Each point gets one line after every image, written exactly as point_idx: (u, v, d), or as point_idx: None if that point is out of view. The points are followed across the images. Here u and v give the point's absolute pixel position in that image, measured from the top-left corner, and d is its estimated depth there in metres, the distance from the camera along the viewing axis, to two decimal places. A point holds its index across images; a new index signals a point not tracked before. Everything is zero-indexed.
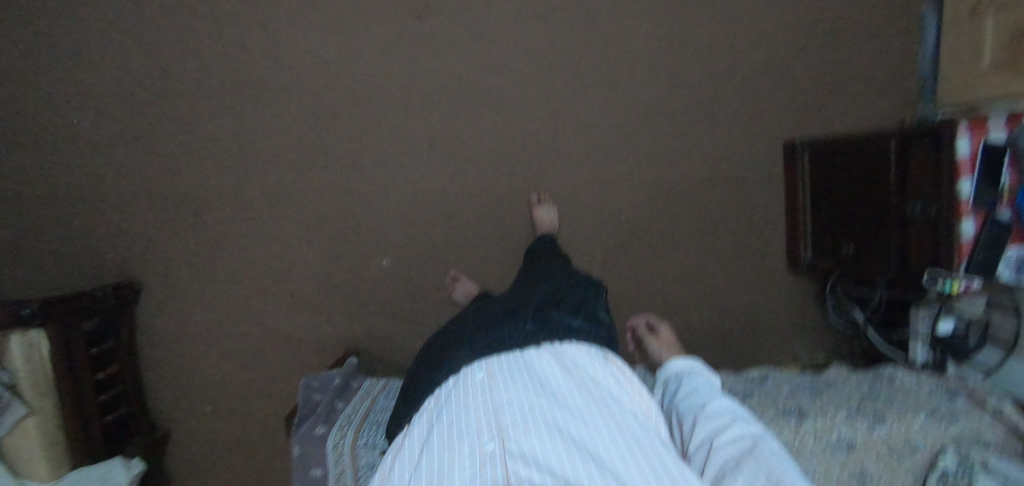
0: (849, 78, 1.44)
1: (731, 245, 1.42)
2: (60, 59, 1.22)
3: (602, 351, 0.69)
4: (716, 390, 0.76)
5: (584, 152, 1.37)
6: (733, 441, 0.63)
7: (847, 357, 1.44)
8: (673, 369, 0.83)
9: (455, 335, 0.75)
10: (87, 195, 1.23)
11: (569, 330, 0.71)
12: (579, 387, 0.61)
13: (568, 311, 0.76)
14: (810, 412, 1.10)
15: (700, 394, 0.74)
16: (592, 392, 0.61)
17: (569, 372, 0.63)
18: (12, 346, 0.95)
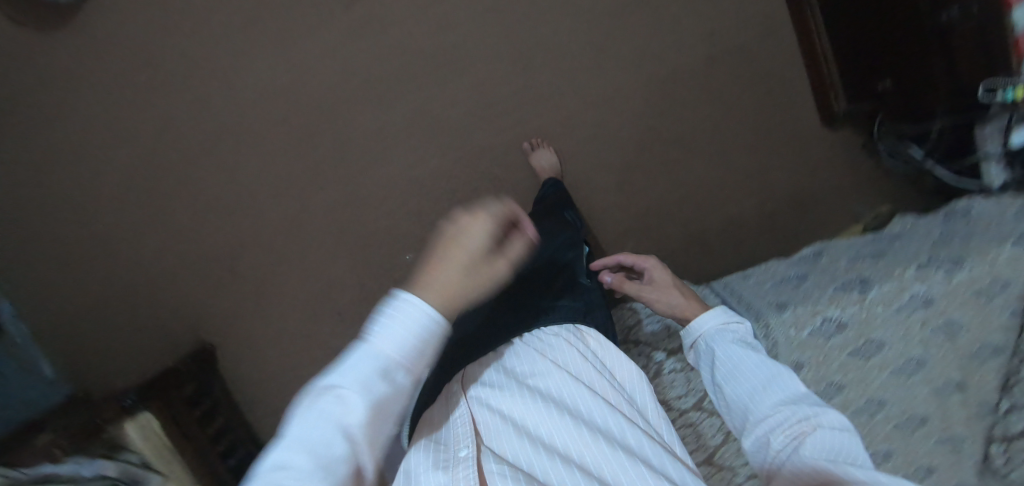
0: None
1: (752, 120, 1.30)
2: (44, 169, 1.24)
3: (573, 325, 0.77)
4: (758, 358, 0.72)
5: (565, 79, 1.28)
6: (785, 432, 0.61)
7: (910, 198, 1.32)
8: (702, 331, 0.79)
9: None
10: (126, 283, 1.29)
11: (546, 313, 0.79)
12: (559, 385, 0.65)
13: (543, 290, 0.83)
14: (875, 276, 1.00)
15: (739, 372, 0.71)
16: (571, 388, 0.65)
17: (553, 370, 0.67)
18: (130, 432, 1.09)
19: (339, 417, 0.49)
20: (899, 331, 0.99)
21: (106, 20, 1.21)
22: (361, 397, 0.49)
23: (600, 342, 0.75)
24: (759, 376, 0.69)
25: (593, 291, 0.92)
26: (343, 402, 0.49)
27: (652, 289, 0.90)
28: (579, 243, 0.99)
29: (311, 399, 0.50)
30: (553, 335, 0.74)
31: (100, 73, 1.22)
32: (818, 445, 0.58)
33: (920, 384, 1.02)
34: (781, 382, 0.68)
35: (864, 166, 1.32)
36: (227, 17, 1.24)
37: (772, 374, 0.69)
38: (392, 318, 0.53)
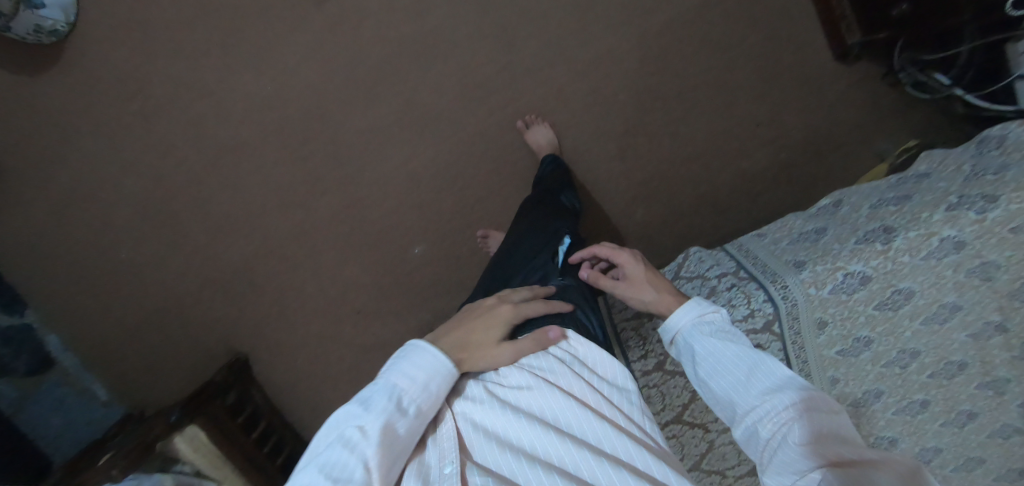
0: None
1: (758, 65, 1.21)
2: (59, 211, 1.28)
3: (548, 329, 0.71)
4: (734, 345, 0.71)
5: (552, 49, 1.21)
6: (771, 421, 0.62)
7: (940, 126, 1.23)
8: (678, 327, 0.78)
9: None
10: (155, 309, 1.35)
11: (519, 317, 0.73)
12: (536, 396, 0.61)
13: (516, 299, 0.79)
14: (898, 224, 0.93)
15: (717, 364, 0.70)
16: (550, 400, 0.60)
17: (530, 380, 0.62)
18: (180, 445, 1.16)
19: (360, 448, 0.52)
20: (927, 281, 0.92)
21: (92, 52, 1.21)
22: (379, 425, 0.53)
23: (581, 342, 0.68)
24: (739, 364, 0.68)
25: (570, 290, 0.86)
26: (364, 432, 0.52)
27: (623, 285, 0.86)
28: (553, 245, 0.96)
29: (329, 436, 0.53)
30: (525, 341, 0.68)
31: (96, 107, 1.24)
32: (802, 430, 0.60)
33: (955, 330, 0.96)
34: (760, 366, 0.67)
35: (884, 99, 1.22)
36: (206, 32, 1.22)
37: (749, 359, 0.68)
38: (402, 362, 0.59)
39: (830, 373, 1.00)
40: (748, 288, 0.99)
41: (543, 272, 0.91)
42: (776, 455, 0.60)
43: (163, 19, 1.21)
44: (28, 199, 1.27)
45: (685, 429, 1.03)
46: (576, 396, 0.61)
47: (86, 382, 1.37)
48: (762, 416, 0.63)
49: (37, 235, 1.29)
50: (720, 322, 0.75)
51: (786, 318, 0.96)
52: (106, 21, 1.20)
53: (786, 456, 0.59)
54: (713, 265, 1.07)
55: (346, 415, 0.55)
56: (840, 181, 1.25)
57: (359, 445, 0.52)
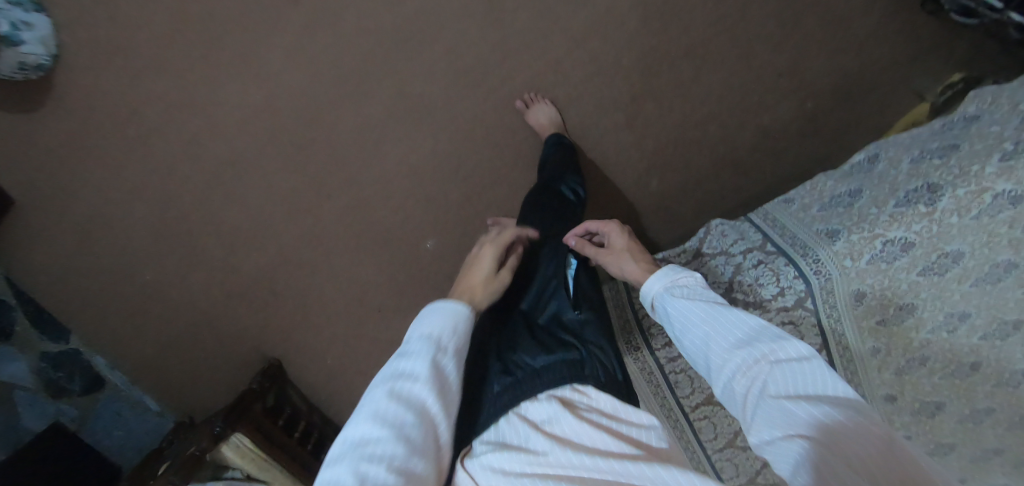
0: None
1: (775, 9, 1.09)
2: (73, 247, 1.28)
3: (568, 387, 0.64)
4: (702, 300, 0.61)
5: (544, 19, 1.12)
6: (745, 377, 0.54)
7: (985, 53, 1.10)
8: (647, 294, 0.67)
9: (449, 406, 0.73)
10: (185, 327, 1.38)
11: (533, 376, 0.65)
12: (554, 458, 0.55)
13: (533, 349, 0.70)
14: (943, 181, 0.84)
15: (686, 320, 0.60)
16: (571, 461, 0.54)
17: (545, 442, 0.56)
18: (227, 452, 1.23)
19: (417, 389, 0.57)
20: (978, 241, 0.84)
21: (77, 82, 1.17)
22: (426, 365, 0.59)
23: (605, 397, 0.63)
24: (705, 315, 0.59)
25: (588, 326, 0.76)
26: (419, 377, 0.58)
27: (604, 253, 0.79)
28: (561, 270, 0.84)
29: (373, 391, 0.57)
30: (542, 400, 0.62)
31: (93, 136, 1.21)
32: (780, 386, 0.51)
33: (1012, 289, 0.86)
34: (731, 319, 0.58)
35: (920, 28, 1.10)
36: (186, 46, 1.17)
37: (718, 312, 0.59)
38: (423, 317, 0.65)
39: (869, 343, 0.93)
40: (777, 265, 0.93)
41: (555, 305, 0.80)
42: (756, 415, 0.52)
43: (138, 38, 1.16)
44: (39, 239, 1.26)
45: (716, 409, 1.00)
46: (603, 453, 0.55)
47: (137, 397, 1.44)
48: (735, 379, 0.54)
49: (56, 274, 1.30)
50: (691, 280, 0.65)
51: (820, 294, 0.90)
52: (84, 47, 1.16)
53: (766, 413, 0.51)
54: (737, 240, 1.00)
55: (385, 371, 0.59)
56: (872, 126, 1.15)
57: (409, 388, 0.57)
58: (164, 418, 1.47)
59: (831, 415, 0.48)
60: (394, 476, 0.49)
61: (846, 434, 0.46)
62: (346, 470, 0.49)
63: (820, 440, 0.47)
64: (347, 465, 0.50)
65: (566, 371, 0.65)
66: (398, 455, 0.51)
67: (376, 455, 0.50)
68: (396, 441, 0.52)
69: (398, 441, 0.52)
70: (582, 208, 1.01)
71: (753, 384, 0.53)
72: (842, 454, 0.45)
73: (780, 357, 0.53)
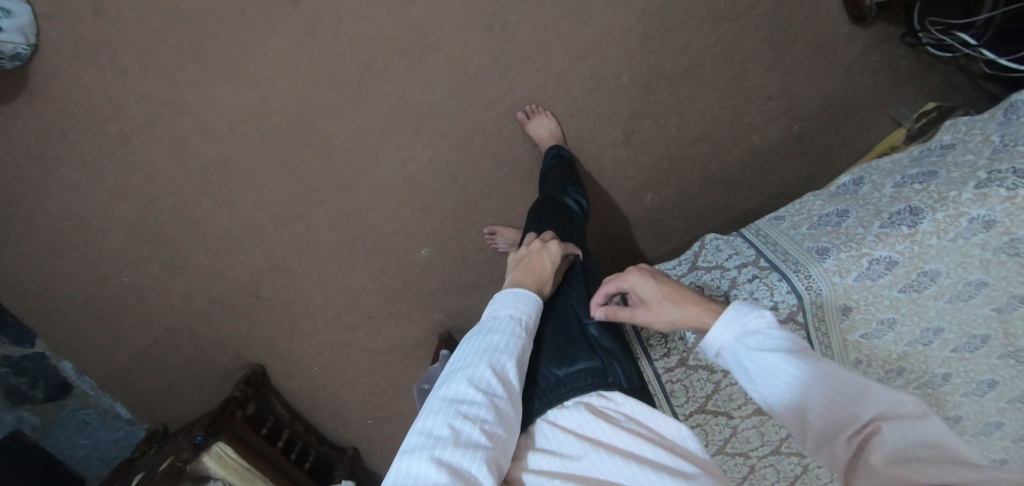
0: None
1: (768, 35, 1.14)
2: (44, 247, 1.22)
3: (594, 393, 0.67)
4: (784, 351, 0.60)
5: (546, 34, 1.14)
6: (850, 442, 0.56)
7: (959, 85, 1.17)
8: (719, 346, 0.66)
9: None
10: (161, 332, 1.33)
11: (558, 387, 0.67)
12: (588, 464, 0.59)
13: (554, 356, 0.72)
14: (923, 204, 0.91)
15: (772, 380, 0.60)
16: (605, 464, 0.58)
17: (580, 447, 0.60)
18: (209, 462, 1.20)
19: (503, 360, 0.63)
20: (954, 261, 0.91)
21: (57, 76, 1.12)
22: (517, 347, 0.65)
23: (630, 401, 0.66)
24: (793, 375, 0.59)
25: (604, 334, 0.78)
26: (503, 350, 0.64)
27: (644, 310, 0.74)
28: (578, 284, 0.85)
29: (469, 357, 0.63)
30: (571, 407, 0.65)
31: (73, 132, 1.16)
32: (889, 451, 0.53)
33: (980, 306, 0.94)
34: (832, 372, 0.58)
35: (901, 59, 1.15)
36: (177, 44, 1.13)
37: (813, 368, 0.59)
38: (515, 303, 0.70)
39: (852, 356, 0.99)
40: (771, 279, 0.97)
41: (572, 312, 0.80)
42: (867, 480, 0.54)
43: (123, 33, 1.12)
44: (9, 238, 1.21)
45: (709, 418, 1.04)
46: (635, 458, 0.59)
47: (107, 404, 1.38)
48: (842, 440, 0.56)
49: (25, 274, 1.23)
50: (763, 323, 0.64)
51: (811, 307, 0.95)
52: (67, 40, 1.11)
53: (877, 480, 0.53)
54: (732, 254, 1.04)
55: (481, 342, 0.65)
56: (856, 150, 1.20)
57: (501, 363, 0.63)
58: (134, 426, 1.42)
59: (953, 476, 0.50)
60: (485, 438, 0.56)
61: None
62: (442, 421, 0.56)
63: None
64: (444, 417, 0.57)
65: (590, 378, 0.68)
66: (487, 420, 0.58)
67: (470, 415, 0.57)
68: (488, 408, 0.58)
69: (489, 409, 0.58)
70: (586, 219, 1.04)
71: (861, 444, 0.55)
72: None
73: (891, 417, 0.54)
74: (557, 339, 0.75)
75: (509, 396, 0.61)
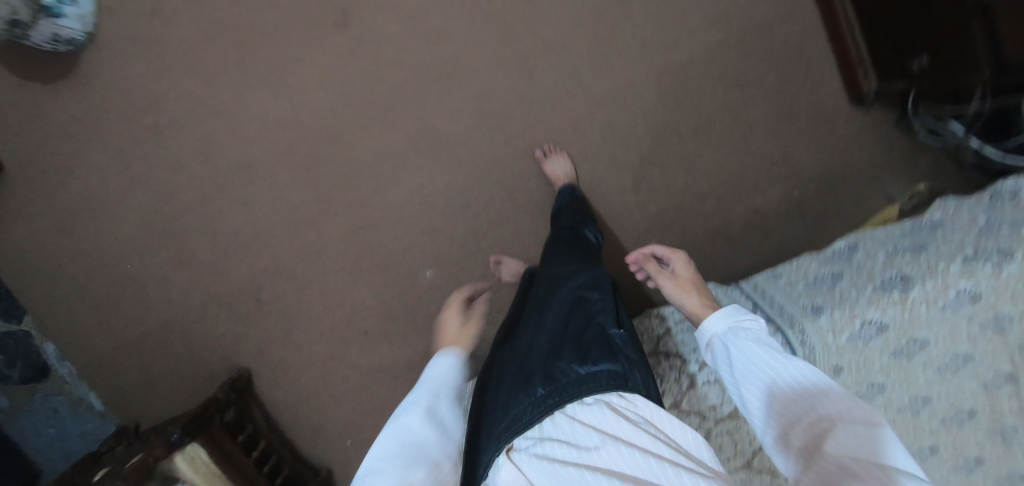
0: None
1: (774, 105, 1.23)
2: (57, 225, 1.25)
3: (614, 393, 0.68)
4: (768, 347, 0.68)
5: (571, 81, 1.22)
6: (802, 432, 0.57)
7: (951, 171, 1.24)
8: (712, 332, 0.76)
9: (488, 394, 0.76)
10: (153, 324, 1.31)
11: (577, 386, 0.68)
12: (602, 454, 0.61)
13: (574, 356, 0.73)
14: (915, 273, 0.96)
15: (751, 366, 0.67)
16: (619, 456, 0.60)
17: (596, 440, 0.62)
18: (180, 464, 1.15)
19: (416, 414, 0.65)
20: (942, 331, 0.95)
21: (106, 65, 1.19)
22: (428, 399, 0.67)
23: (649, 406, 0.67)
24: (767, 362, 0.65)
25: (627, 343, 0.77)
26: (416, 406, 0.66)
27: (670, 277, 0.90)
28: (605, 293, 0.84)
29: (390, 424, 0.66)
30: (591, 404, 0.67)
31: (111, 118, 1.21)
32: (832, 442, 0.53)
33: (968, 379, 0.98)
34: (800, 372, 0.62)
35: (895, 140, 1.24)
36: (224, 49, 1.20)
37: (788, 363, 0.64)
38: (432, 364, 0.74)
39: None
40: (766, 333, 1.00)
41: (593, 317, 0.79)
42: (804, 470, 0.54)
43: (175, 34, 1.19)
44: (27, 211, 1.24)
45: None
46: (649, 453, 0.60)
47: (82, 394, 1.33)
48: (796, 429, 0.58)
49: (34, 248, 1.25)
50: (755, 325, 0.73)
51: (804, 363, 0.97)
52: (123, 34, 1.18)
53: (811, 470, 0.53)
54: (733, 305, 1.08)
55: (401, 406, 0.68)
56: (853, 220, 1.26)
57: (412, 419, 0.65)
58: (105, 421, 1.35)
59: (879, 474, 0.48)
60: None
61: None
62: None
63: None
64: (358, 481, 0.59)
65: (611, 380, 0.69)
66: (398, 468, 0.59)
67: (380, 470, 0.59)
68: (397, 457, 0.60)
69: (399, 459, 0.60)
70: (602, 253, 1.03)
71: (810, 434, 0.56)
72: None
73: (845, 418, 0.55)
74: (576, 340, 0.76)
75: (424, 443, 0.62)
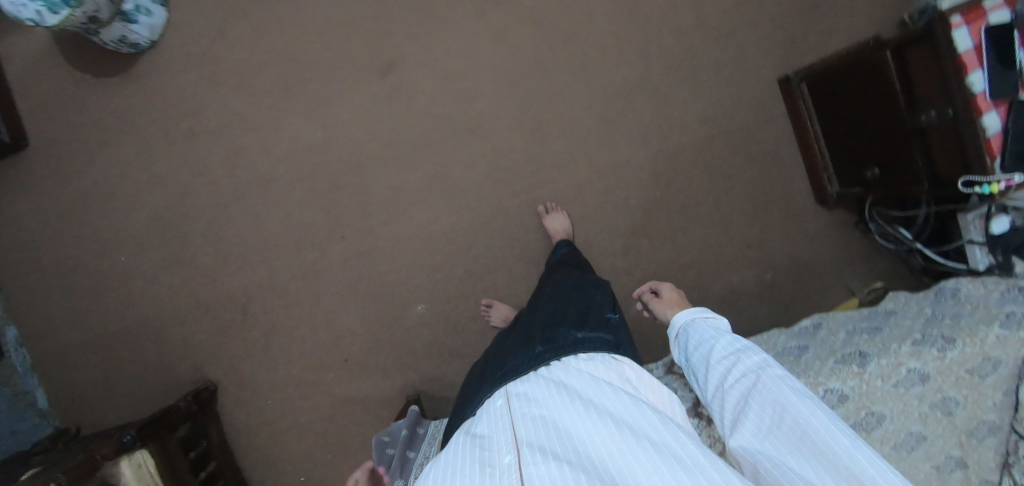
0: (816, 7, 1.41)
1: (752, 198, 1.39)
2: (68, 208, 1.28)
3: (606, 354, 0.75)
4: (721, 330, 0.78)
5: (578, 151, 1.37)
6: (737, 382, 0.66)
7: (901, 275, 1.40)
8: (680, 325, 0.84)
9: (488, 363, 0.83)
10: (130, 322, 1.29)
11: (573, 344, 0.76)
12: (579, 392, 0.66)
13: (572, 325, 0.80)
14: (871, 351, 1.05)
15: (704, 343, 0.76)
16: (595, 395, 0.65)
17: (578, 383, 0.68)
18: (125, 471, 1.03)
19: None
20: (896, 407, 0.98)
21: (160, 72, 1.29)
22: None
23: (633, 366, 0.74)
24: (718, 339, 0.75)
25: (620, 327, 0.84)
26: None
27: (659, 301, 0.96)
28: (604, 288, 0.92)
29: None
30: (584, 357, 0.74)
31: (149, 118, 1.29)
32: (761, 386, 0.63)
33: (922, 461, 0.94)
34: (754, 347, 0.71)
35: (854, 242, 1.40)
36: (272, 76, 1.32)
37: (733, 338, 0.74)
38: None
39: None
40: None
41: (591, 303, 0.87)
42: (740, 416, 0.63)
43: (231, 56, 1.31)
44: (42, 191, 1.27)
45: None
46: (623, 394, 0.66)
47: (30, 386, 1.26)
48: (736, 383, 0.66)
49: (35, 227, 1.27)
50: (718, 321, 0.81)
51: None
52: (183, 48, 1.30)
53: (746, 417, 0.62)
54: None
55: None
56: (816, 309, 1.38)
57: None
58: (43, 422, 1.25)
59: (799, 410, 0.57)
60: None
61: (813, 429, 0.55)
62: None
63: (788, 428, 0.57)
64: None
65: (603, 344, 0.76)
66: None
67: None
68: None
69: None
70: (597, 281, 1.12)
71: (746, 383, 0.65)
72: (805, 442, 0.54)
73: (769, 370, 0.65)
74: (575, 314, 0.83)
75: None
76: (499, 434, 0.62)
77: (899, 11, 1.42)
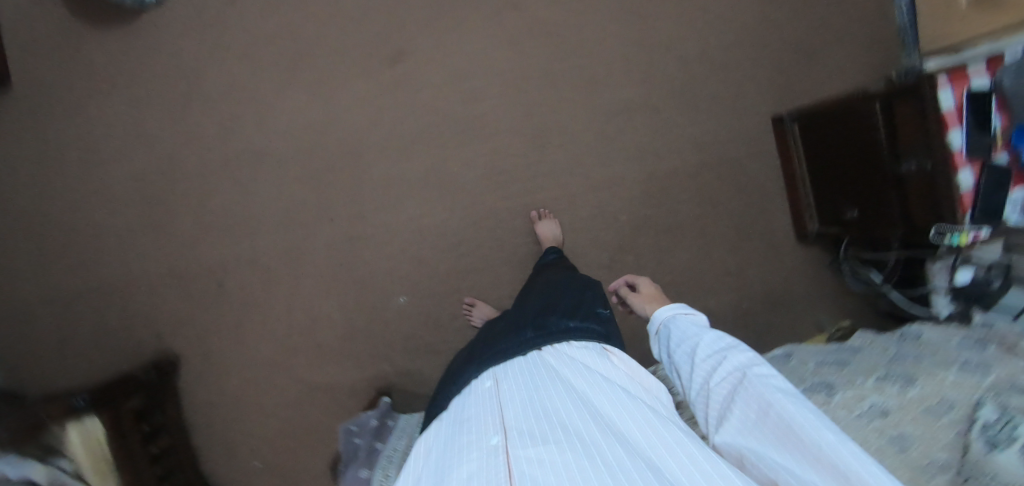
0: (815, 54, 1.48)
1: (736, 227, 1.44)
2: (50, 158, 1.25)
3: (598, 344, 0.75)
4: (699, 324, 0.75)
5: (575, 162, 1.40)
6: (720, 379, 0.65)
7: (869, 316, 1.46)
8: (659, 321, 0.81)
9: (475, 348, 0.84)
10: (97, 280, 1.25)
11: (564, 332, 0.76)
12: (570, 381, 0.66)
13: (565, 314, 0.81)
14: (838, 383, 1.08)
15: (684, 337, 0.74)
16: (585, 383, 0.65)
17: (569, 371, 0.68)
18: (70, 432, 0.99)
19: None
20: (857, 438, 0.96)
21: (163, 31, 1.27)
22: None
23: (622, 355, 0.74)
24: (697, 333, 0.73)
25: (610, 321, 0.85)
26: None
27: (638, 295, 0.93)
28: (595, 286, 0.94)
29: None
30: (576, 345, 0.74)
31: (146, 77, 1.27)
32: (746, 383, 0.62)
33: None
34: (736, 342, 0.69)
35: (828, 280, 1.46)
36: (278, 50, 1.31)
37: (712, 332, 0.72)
38: None
39: None
40: None
41: (582, 297, 0.88)
42: (726, 414, 0.63)
43: (240, 25, 1.30)
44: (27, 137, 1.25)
45: None
46: (614, 384, 0.66)
47: None
48: (719, 381, 0.65)
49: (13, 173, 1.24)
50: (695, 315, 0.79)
51: None
52: (191, 11, 1.28)
53: (732, 415, 0.62)
54: None
55: None
56: (784, 340, 1.43)
57: None
58: None
59: (783, 404, 0.57)
60: None
61: (797, 424, 0.55)
62: None
63: (773, 422, 0.57)
64: None
65: (594, 334, 0.77)
66: None
67: None
68: None
69: None
70: None
71: (729, 381, 0.64)
72: (792, 436, 0.55)
73: (752, 366, 0.64)
74: (568, 305, 0.84)
75: None
76: (486, 416, 0.63)
77: (891, 68, 1.50)
